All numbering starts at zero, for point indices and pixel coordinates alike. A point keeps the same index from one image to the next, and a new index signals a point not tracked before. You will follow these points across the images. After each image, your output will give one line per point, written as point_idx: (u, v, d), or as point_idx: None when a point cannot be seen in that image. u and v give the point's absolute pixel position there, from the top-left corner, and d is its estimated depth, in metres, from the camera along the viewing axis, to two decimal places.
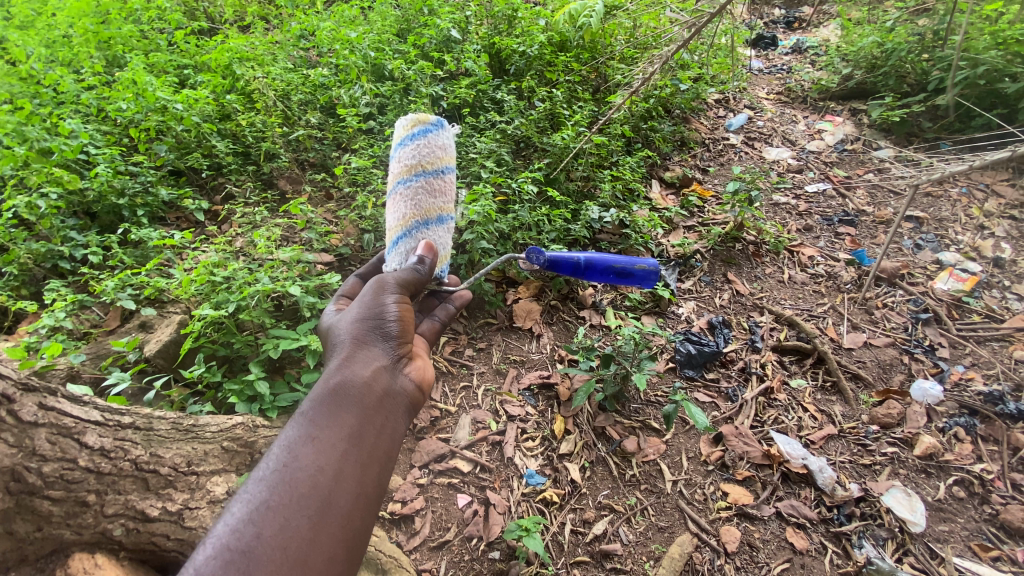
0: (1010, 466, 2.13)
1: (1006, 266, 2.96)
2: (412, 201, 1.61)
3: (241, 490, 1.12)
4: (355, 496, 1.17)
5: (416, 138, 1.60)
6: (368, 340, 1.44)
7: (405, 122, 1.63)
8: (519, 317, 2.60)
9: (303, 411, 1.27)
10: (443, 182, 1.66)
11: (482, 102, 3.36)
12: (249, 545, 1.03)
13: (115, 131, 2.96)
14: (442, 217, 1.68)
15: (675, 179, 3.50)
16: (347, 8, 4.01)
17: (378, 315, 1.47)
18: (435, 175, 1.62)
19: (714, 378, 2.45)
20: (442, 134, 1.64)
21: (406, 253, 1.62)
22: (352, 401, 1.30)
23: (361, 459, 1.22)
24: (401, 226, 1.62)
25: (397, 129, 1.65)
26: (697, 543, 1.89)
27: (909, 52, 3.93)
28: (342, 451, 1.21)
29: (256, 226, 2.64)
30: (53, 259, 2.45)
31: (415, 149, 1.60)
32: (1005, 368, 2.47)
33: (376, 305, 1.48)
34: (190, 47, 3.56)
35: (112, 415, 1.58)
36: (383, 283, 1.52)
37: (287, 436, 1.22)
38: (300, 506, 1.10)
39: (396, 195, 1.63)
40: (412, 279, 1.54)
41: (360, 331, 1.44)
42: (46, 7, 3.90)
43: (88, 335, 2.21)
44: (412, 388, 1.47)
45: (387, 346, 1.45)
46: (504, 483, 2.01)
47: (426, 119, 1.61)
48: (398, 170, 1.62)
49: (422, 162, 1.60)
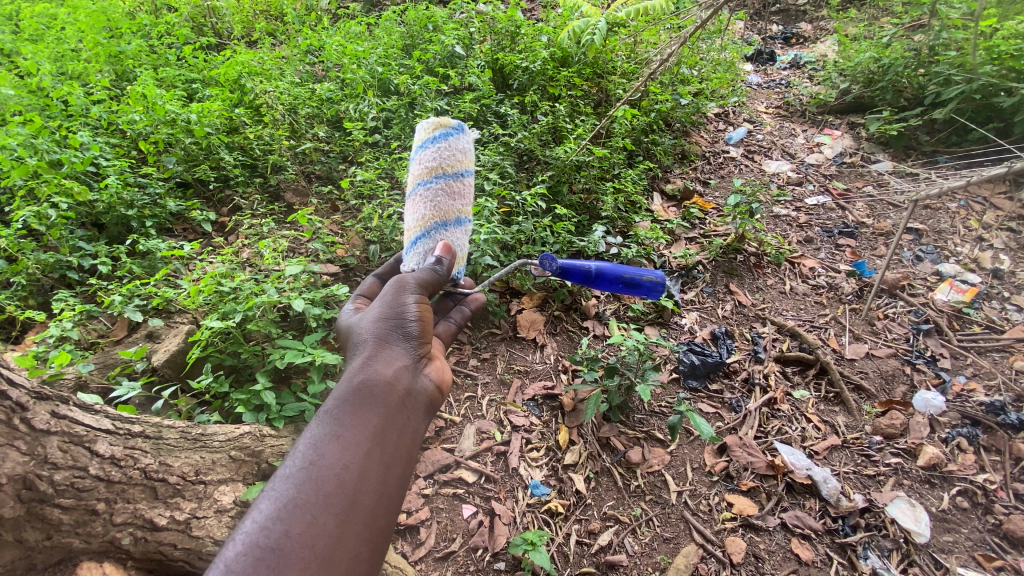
0: (1013, 477, 2.13)
1: (1006, 278, 2.98)
2: (431, 203, 1.65)
3: (268, 488, 1.13)
4: (379, 495, 1.19)
5: (434, 142, 1.64)
6: (390, 339, 1.46)
7: (426, 125, 1.67)
8: (523, 328, 2.63)
9: (328, 410, 1.28)
10: (462, 184, 1.69)
11: (486, 116, 3.41)
12: (278, 543, 1.04)
13: (124, 144, 3.02)
14: (461, 218, 1.71)
15: (676, 191, 3.54)
16: (354, 24, 4.09)
17: (399, 315, 1.49)
18: (455, 178, 1.65)
19: (717, 389, 2.46)
20: (462, 137, 1.68)
21: (423, 255, 1.66)
22: (374, 400, 1.32)
23: (384, 459, 1.24)
24: (421, 226, 1.66)
25: (418, 132, 1.69)
26: (703, 555, 1.89)
27: (906, 67, 3.99)
28: (366, 450, 1.22)
29: (262, 237, 2.69)
30: (61, 270, 2.49)
31: (436, 151, 1.63)
32: (1006, 379, 2.48)
33: (397, 304, 1.51)
34: (198, 62, 3.66)
35: (122, 424, 1.61)
36: (403, 283, 1.55)
37: (312, 434, 1.23)
38: (325, 506, 1.11)
39: (416, 197, 1.67)
40: (431, 279, 1.57)
41: (382, 329, 1.47)
42: (55, 21, 3.98)
43: (95, 345, 2.26)
44: (432, 389, 1.49)
45: (409, 346, 1.48)
46: (510, 493, 2.02)
47: (447, 123, 1.65)
48: (419, 171, 1.65)
49: (442, 165, 1.63)
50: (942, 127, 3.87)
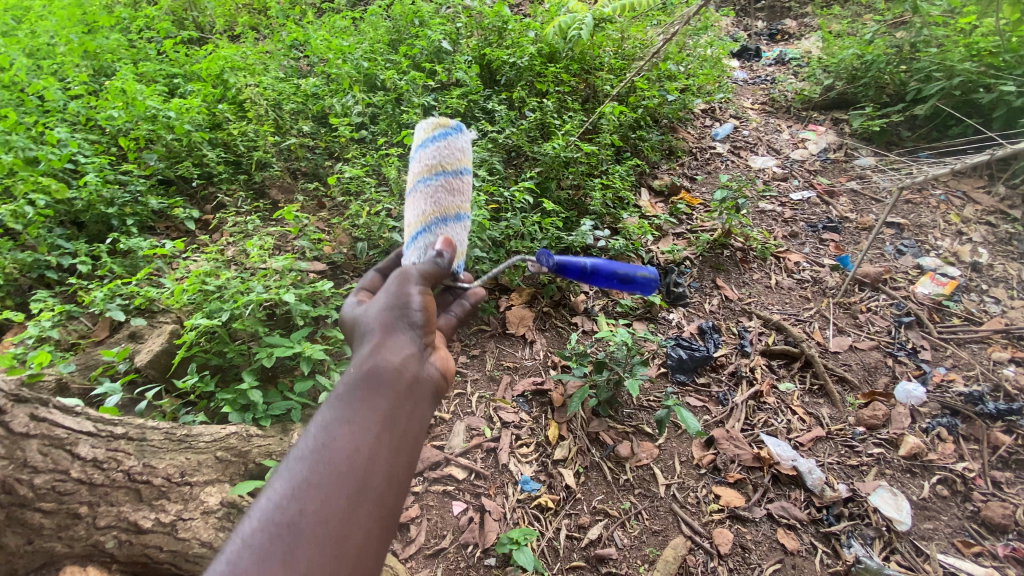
0: (991, 465, 2.18)
1: (984, 270, 3.05)
2: (432, 199, 1.62)
3: (278, 471, 1.08)
4: (387, 483, 1.13)
5: (433, 142, 1.64)
6: (396, 326, 1.37)
7: (426, 125, 1.66)
8: (512, 324, 2.62)
9: (336, 394, 1.21)
10: (461, 182, 1.68)
11: (473, 112, 3.39)
12: (290, 524, 1.00)
13: (103, 140, 2.95)
14: (461, 215, 1.69)
15: (664, 187, 3.56)
16: (338, 19, 4.02)
17: (404, 304, 1.39)
18: (454, 176, 1.64)
19: (705, 382, 2.48)
20: (461, 137, 1.67)
21: (424, 251, 1.62)
22: (382, 381, 1.25)
23: (394, 445, 1.17)
24: (421, 222, 1.64)
25: (418, 132, 1.68)
26: (691, 546, 1.91)
27: (888, 64, 4.04)
28: (375, 436, 1.16)
29: (247, 235, 2.66)
30: (40, 269, 2.44)
31: (436, 150, 1.62)
32: (984, 369, 2.53)
33: (401, 294, 1.42)
34: (179, 56, 3.59)
35: (105, 425, 1.58)
36: (407, 274, 1.46)
37: (321, 418, 1.17)
38: (334, 489, 1.06)
39: (417, 193, 1.65)
40: (433, 272, 1.50)
41: (388, 317, 1.38)
42: (30, 14, 3.88)
43: (75, 346, 2.21)
44: (440, 377, 1.39)
45: (415, 334, 1.38)
46: (499, 489, 2.03)
47: (446, 123, 1.65)
48: (420, 169, 1.64)
49: (442, 163, 1.62)
50: (923, 123, 3.93)
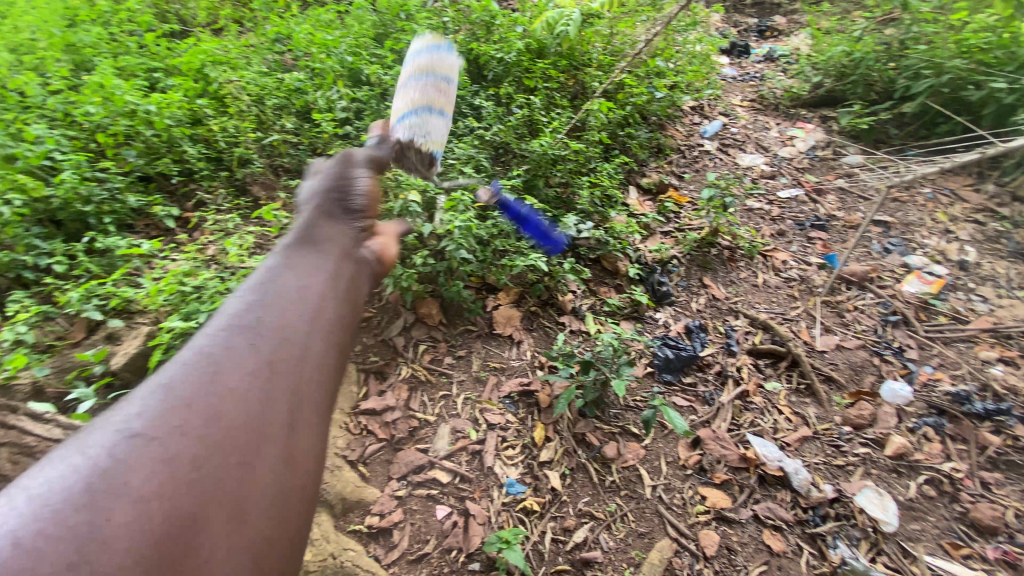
0: (978, 465, 2.20)
1: (971, 269, 3.07)
2: (421, 90, 1.94)
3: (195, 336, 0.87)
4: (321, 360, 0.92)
5: (422, 50, 2.01)
6: (333, 211, 1.27)
7: (422, 38, 2.04)
8: (498, 324, 2.59)
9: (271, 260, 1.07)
10: (448, 87, 2.01)
11: (460, 108, 3.34)
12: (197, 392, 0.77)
13: (81, 136, 2.82)
14: (445, 113, 1.98)
15: (652, 185, 3.54)
16: (323, 12, 3.95)
17: (343, 186, 1.33)
18: (443, 78, 1.99)
19: (691, 382, 2.47)
20: (452, 53, 2.06)
21: (412, 128, 1.89)
22: (320, 246, 1.14)
23: (331, 311, 1.01)
24: (410, 107, 1.92)
25: (414, 45, 2.06)
26: (677, 548, 1.90)
27: (877, 62, 4.05)
28: (317, 293, 1.02)
29: (228, 233, 2.60)
30: (17, 269, 2.38)
31: (430, 55, 1.99)
32: (971, 369, 2.55)
33: (343, 178, 1.35)
34: (160, 50, 3.50)
35: (76, 434, 1.53)
36: (352, 157, 1.43)
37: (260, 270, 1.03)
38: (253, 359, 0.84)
39: (407, 86, 1.98)
40: (376, 159, 1.53)
41: (325, 203, 1.28)
42: (9, 8, 3.80)
43: (52, 348, 2.12)
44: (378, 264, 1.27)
45: (352, 223, 1.27)
46: (485, 492, 2.00)
47: (440, 39, 2.04)
48: (414, 68, 1.99)
49: (434, 66, 1.99)
50: (911, 121, 3.94)
